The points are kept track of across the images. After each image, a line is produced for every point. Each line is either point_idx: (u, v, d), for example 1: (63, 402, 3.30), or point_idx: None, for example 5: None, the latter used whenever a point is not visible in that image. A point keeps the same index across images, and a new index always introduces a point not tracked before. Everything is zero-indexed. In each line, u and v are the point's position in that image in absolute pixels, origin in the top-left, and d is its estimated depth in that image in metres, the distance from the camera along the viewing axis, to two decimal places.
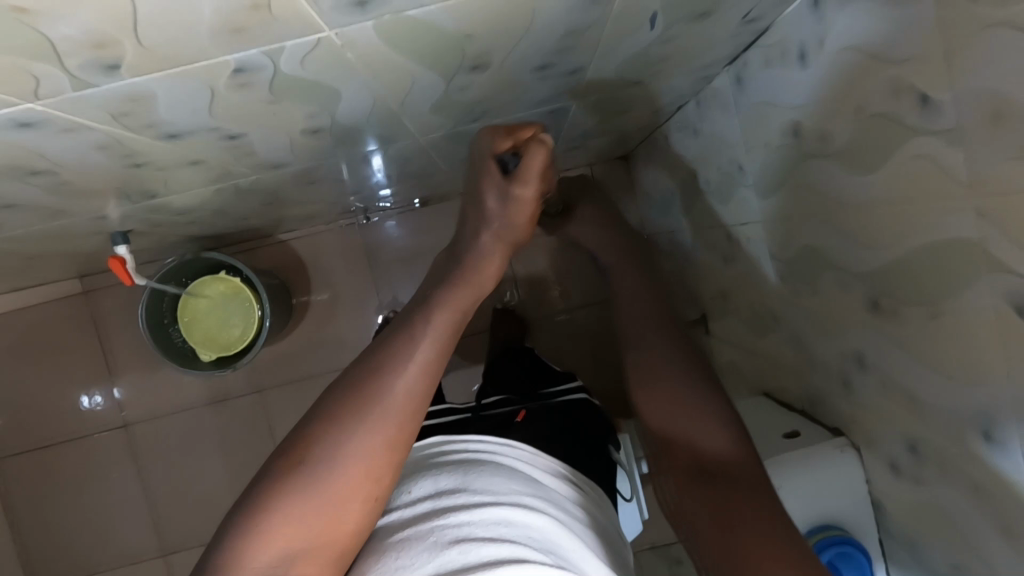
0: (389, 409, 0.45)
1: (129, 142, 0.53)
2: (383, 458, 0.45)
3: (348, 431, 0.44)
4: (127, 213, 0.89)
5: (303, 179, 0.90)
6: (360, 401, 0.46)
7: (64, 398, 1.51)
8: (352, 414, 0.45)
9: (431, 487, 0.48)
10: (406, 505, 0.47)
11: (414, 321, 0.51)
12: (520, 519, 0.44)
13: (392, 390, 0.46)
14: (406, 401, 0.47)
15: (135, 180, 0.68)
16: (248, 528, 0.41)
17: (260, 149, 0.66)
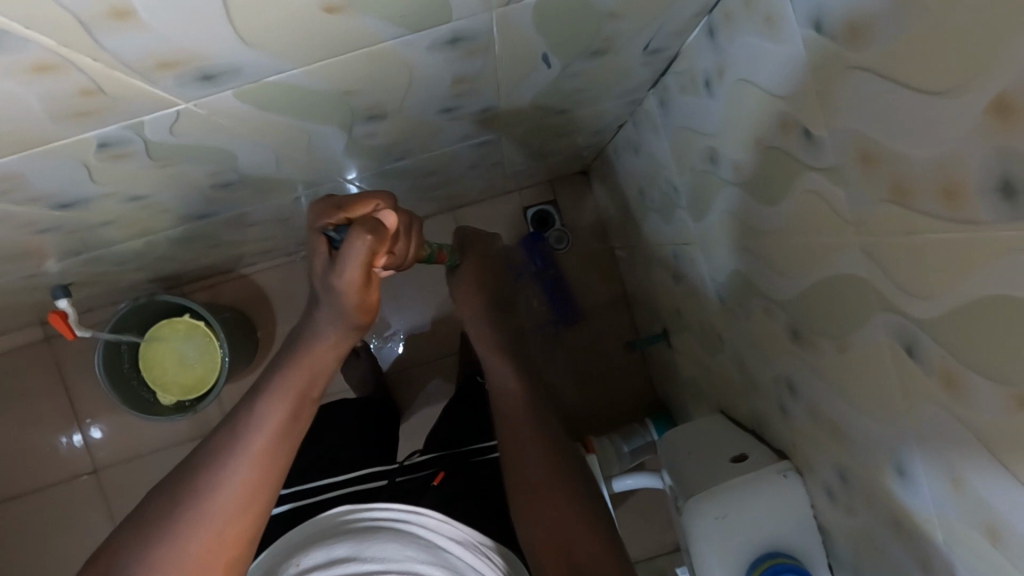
0: (233, 487, 0.55)
1: (21, 214, 0.52)
2: (219, 546, 0.54)
3: (197, 513, 0.54)
4: (63, 268, 0.88)
5: (241, 222, 0.89)
6: (191, 500, 0.54)
7: (34, 447, 1.49)
8: (183, 514, 0.54)
9: (324, 557, 0.61)
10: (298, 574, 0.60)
11: (249, 411, 0.59)
12: None
13: (237, 471, 0.56)
14: (237, 494, 0.55)
15: (50, 243, 0.67)
16: None
17: (174, 205, 0.65)
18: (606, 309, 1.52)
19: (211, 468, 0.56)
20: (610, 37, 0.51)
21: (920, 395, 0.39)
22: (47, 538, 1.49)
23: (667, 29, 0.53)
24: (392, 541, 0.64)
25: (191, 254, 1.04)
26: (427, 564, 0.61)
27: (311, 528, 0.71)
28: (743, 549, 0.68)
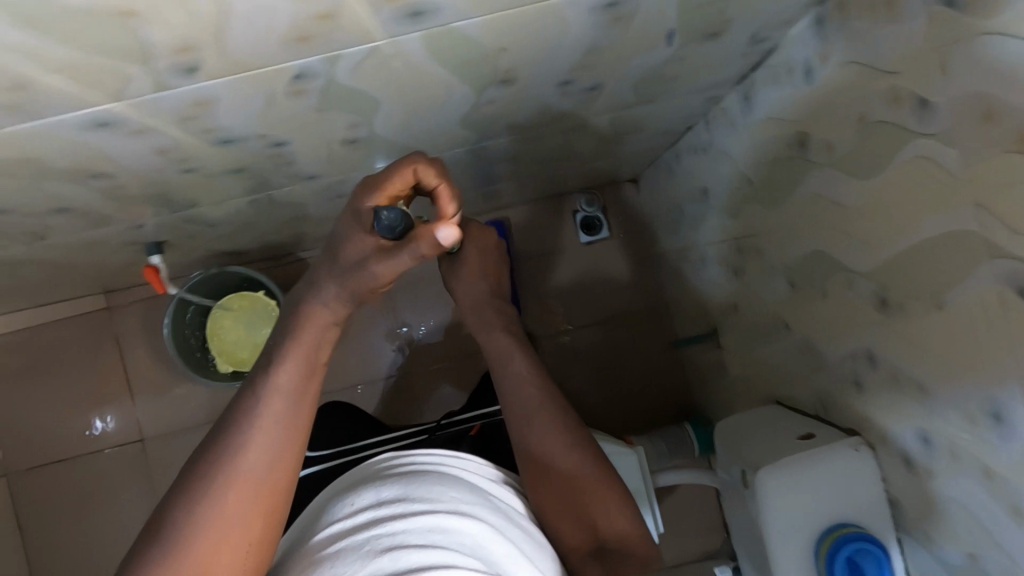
0: (238, 473, 0.55)
1: (185, 147, 0.58)
2: (239, 528, 0.54)
3: (199, 504, 0.54)
4: (163, 226, 0.93)
5: (331, 192, 0.95)
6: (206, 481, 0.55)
7: (83, 413, 1.53)
8: (196, 495, 0.54)
9: (374, 498, 0.67)
10: (350, 513, 0.66)
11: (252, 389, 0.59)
12: (450, 530, 0.64)
13: (241, 456, 0.56)
14: (246, 476, 0.56)
15: (180, 188, 0.72)
16: None
17: (299, 159, 0.71)
18: (648, 315, 1.55)
19: (215, 452, 0.56)
20: (727, 20, 0.57)
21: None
22: (85, 505, 1.52)
23: (776, 17, 0.59)
24: (437, 483, 0.70)
25: (271, 227, 1.09)
26: (471, 506, 0.69)
27: (358, 476, 0.76)
28: (813, 520, 0.72)
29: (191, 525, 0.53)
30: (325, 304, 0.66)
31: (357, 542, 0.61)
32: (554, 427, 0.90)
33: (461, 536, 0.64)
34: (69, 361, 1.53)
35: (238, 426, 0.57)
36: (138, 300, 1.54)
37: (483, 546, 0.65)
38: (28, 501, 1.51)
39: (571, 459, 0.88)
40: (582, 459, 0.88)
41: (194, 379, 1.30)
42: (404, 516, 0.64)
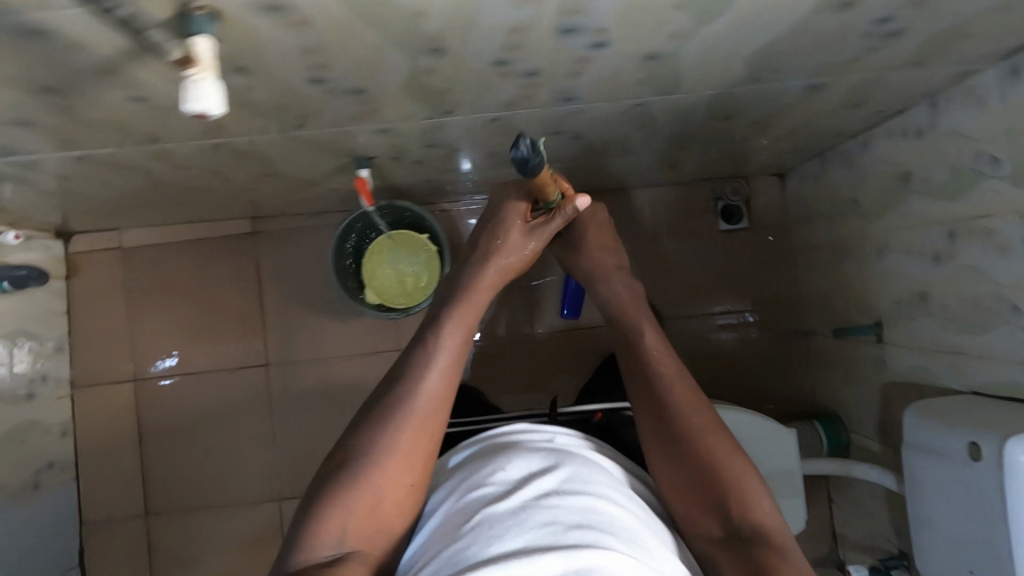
0: (415, 414, 0.86)
1: (535, 31, 0.61)
2: (411, 452, 0.84)
3: (388, 435, 0.83)
4: (392, 139, 0.97)
5: (553, 126, 0.98)
6: (396, 419, 0.85)
7: (216, 331, 1.59)
8: (387, 428, 0.84)
9: (525, 469, 0.81)
10: (504, 478, 0.80)
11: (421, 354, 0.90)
12: (594, 509, 0.75)
13: (416, 402, 0.86)
14: (420, 415, 0.86)
15: (468, 87, 0.75)
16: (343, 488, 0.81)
17: (592, 71, 0.73)
18: (781, 310, 1.57)
19: (398, 399, 0.86)
20: None
21: None
22: (212, 418, 1.59)
23: None
24: (576, 465, 0.83)
25: (468, 164, 1.13)
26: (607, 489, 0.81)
27: (499, 440, 0.92)
28: None
29: (384, 449, 0.83)
30: (478, 287, 1.00)
31: (518, 517, 0.73)
32: (696, 405, 0.97)
33: (602, 518, 0.74)
34: (210, 278, 1.58)
35: (412, 382, 0.87)
36: (281, 228, 1.58)
37: (619, 525, 0.76)
38: (158, 407, 1.58)
39: (711, 439, 0.93)
40: (721, 441, 0.93)
41: (343, 298, 1.33)
42: (553, 493, 0.76)
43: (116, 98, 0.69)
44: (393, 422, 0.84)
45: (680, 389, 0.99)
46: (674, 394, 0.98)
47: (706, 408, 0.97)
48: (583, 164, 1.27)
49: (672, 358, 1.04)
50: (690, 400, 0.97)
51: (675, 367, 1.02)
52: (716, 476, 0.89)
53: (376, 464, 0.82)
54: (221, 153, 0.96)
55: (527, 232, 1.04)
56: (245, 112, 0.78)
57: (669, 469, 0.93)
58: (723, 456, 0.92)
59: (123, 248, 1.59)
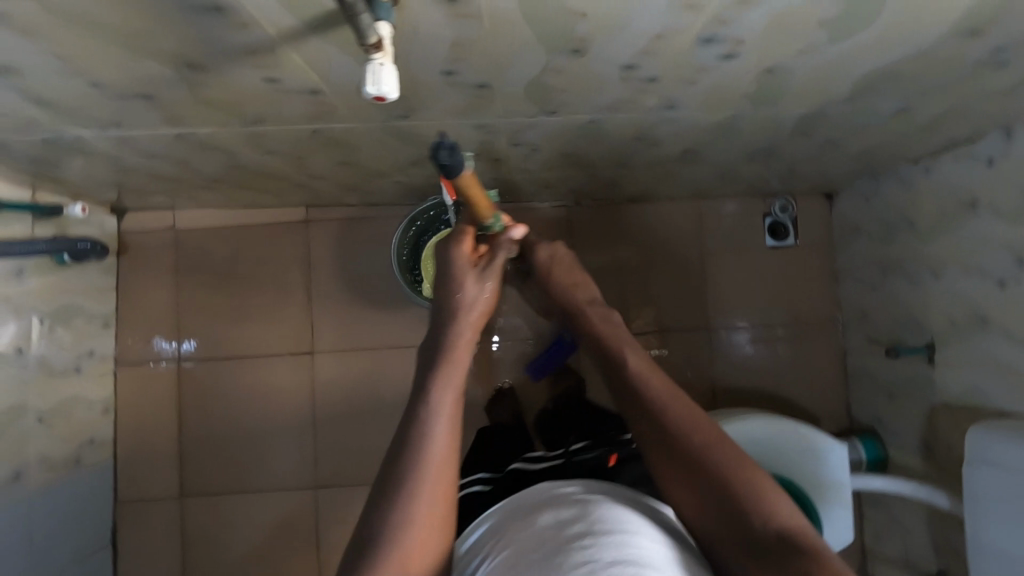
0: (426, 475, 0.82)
1: (678, 38, 0.63)
2: (426, 527, 0.80)
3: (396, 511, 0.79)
4: (484, 136, 0.99)
5: (640, 133, 1.00)
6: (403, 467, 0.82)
7: (262, 316, 1.59)
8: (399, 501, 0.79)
9: (555, 517, 0.79)
10: (538, 528, 0.78)
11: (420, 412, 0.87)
12: (622, 548, 0.72)
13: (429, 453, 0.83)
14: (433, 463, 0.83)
15: (586, 90, 0.78)
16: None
17: (708, 80, 0.76)
18: (818, 328, 1.58)
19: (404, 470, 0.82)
20: None
21: None
22: (250, 404, 1.58)
23: None
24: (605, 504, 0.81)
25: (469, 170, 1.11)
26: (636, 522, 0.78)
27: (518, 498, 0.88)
28: None
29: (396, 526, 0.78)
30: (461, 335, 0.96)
31: (554, 565, 0.70)
32: (671, 397, 0.96)
33: (634, 553, 0.72)
34: (260, 264, 1.59)
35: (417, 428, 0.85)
36: (335, 219, 1.59)
37: (650, 558, 0.73)
38: (198, 390, 1.58)
39: (694, 425, 0.92)
40: (705, 424, 0.91)
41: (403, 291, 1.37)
42: (581, 538, 0.73)
43: (251, 79, 0.71)
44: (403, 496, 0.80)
45: (654, 384, 0.97)
46: (651, 389, 0.97)
47: (692, 413, 0.93)
48: (650, 172, 1.30)
49: (640, 359, 1.02)
50: (665, 389, 0.96)
51: (644, 366, 1.00)
52: (706, 465, 0.88)
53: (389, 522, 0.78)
54: (316, 140, 0.97)
55: (481, 275, 0.97)
56: (364, 101, 0.80)
57: (683, 499, 0.88)
58: (710, 440, 0.89)
59: (176, 229, 1.60)
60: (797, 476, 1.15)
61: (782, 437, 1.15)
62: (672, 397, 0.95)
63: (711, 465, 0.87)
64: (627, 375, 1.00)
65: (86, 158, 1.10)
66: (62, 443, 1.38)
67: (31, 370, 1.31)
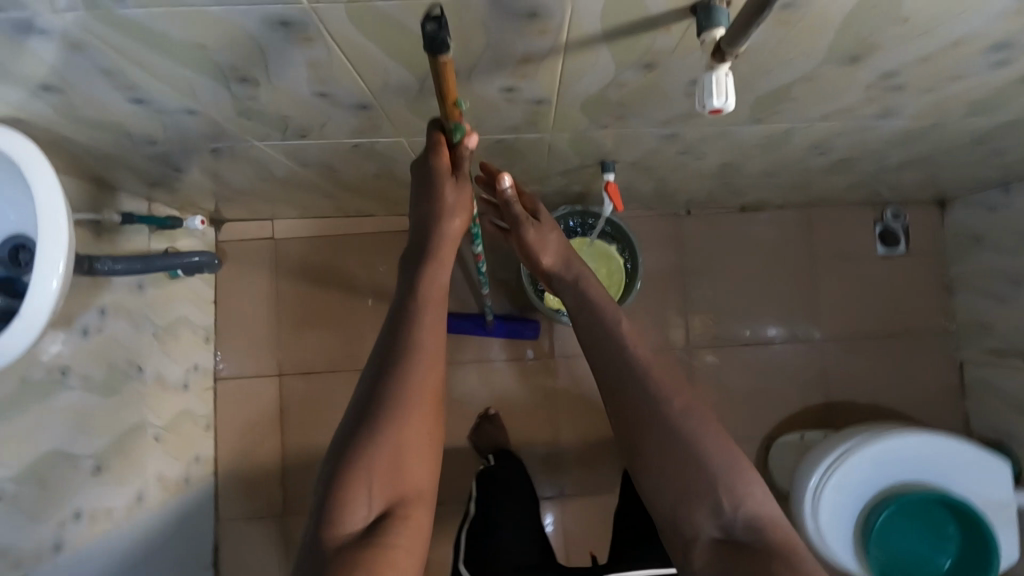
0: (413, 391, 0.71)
1: (971, 43, 0.60)
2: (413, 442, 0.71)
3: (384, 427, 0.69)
4: (661, 147, 0.96)
5: (820, 143, 0.97)
6: (388, 393, 0.70)
7: (363, 328, 1.55)
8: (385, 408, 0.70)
9: None
10: None
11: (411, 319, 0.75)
12: None
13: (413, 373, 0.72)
14: (417, 386, 0.72)
15: (819, 99, 0.75)
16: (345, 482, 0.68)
17: (949, 88, 0.73)
18: (931, 339, 1.56)
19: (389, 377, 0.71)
20: None
21: None
22: None
23: None
24: None
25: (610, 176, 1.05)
26: None
27: None
28: None
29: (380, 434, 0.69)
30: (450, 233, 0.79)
31: None
32: (639, 364, 0.79)
33: None
34: (361, 274, 1.55)
35: (406, 366, 0.72)
36: None
37: None
38: (299, 404, 1.53)
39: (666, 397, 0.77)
40: (675, 394, 0.77)
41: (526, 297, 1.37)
42: None
43: (488, 89, 0.68)
44: (387, 410, 0.70)
45: (623, 344, 0.81)
46: (623, 353, 0.80)
47: (665, 381, 0.78)
48: (787, 181, 1.27)
49: (607, 319, 0.84)
50: (634, 352, 0.80)
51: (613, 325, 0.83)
52: (672, 449, 0.74)
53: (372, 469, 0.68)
54: (489, 150, 0.94)
55: (457, 188, 0.76)
56: (580, 110, 0.76)
57: (654, 485, 0.75)
58: (683, 411, 0.76)
59: (274, 238, 1.55)
60: (960, 488, 1.13)
61: (948, 449, 1.12)
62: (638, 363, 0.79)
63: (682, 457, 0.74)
64: (595, 337, 0.84)
65: (231, 167, 1.06)
66: (172, 460, 1.34)
67: (148, 386, 1.26)
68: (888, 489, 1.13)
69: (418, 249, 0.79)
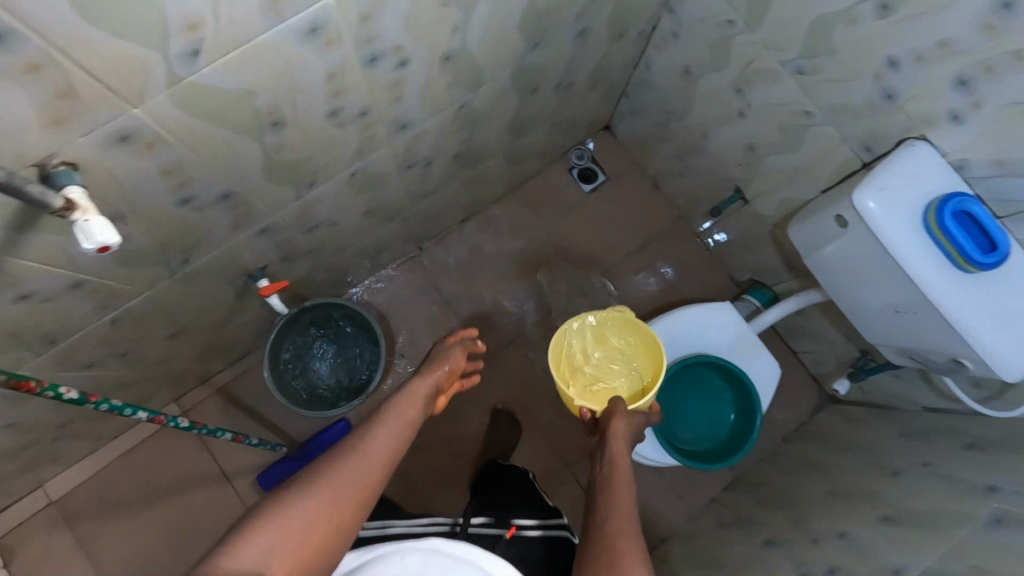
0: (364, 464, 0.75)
1: (348, 70, 0.72)
2: (332, 512, 0.69)
3: (301, 499, 0.69)
4: (278, 239, 1.04)
5: (407, 162, 1.09)
6: (342, 456, 0.76)
7: (191, 528, 1.48)
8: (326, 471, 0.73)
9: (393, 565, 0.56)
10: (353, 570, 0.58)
11: (391, 409, 0.86)
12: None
13: (381, 425, 0.81)
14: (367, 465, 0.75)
15: (322, 150, 0.85)
16: (294, 493, 0.70)
17: (410, 89, 0.85)
18: (667, 230, 1.75)
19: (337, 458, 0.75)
20: None
21: None
22: None
23: None
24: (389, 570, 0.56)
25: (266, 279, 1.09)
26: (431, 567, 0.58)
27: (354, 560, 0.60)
28: (918, 203, 0.86)
29: (311, 486, 0.71)
30: (432, 379, 0.97)
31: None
32: (608, 419, 0.97)
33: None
34: (161, 480, 1.50)
35: (376, 422, 0.83)
36: (210, 394, 1.53)
37: None
38: None
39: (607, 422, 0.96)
40: (626, 488, 0.79)
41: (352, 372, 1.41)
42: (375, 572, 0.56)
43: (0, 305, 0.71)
44: (319, 480, 0.71)
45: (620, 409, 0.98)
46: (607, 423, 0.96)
47: (615, 436, 0.92)
48: (451, 189, 1.40)
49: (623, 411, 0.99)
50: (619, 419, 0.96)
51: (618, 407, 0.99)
52: (600, 561, 0.67)
53: (321, 476, 0.72)
54: (122, 328, 0.96)
55: (450, 350, 1.06)
56: (133, 267, 0.81)
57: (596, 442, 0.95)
58: (620, 428, 0.94)
59: (55, 501, 1.46)
60: (710, 346, 1.23)
61: (694, 325, 1.23)
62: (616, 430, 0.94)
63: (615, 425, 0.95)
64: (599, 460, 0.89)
65: None
66: None
67: None
68: (677, 375, 1.22)
69: (411, 385, 0.94)
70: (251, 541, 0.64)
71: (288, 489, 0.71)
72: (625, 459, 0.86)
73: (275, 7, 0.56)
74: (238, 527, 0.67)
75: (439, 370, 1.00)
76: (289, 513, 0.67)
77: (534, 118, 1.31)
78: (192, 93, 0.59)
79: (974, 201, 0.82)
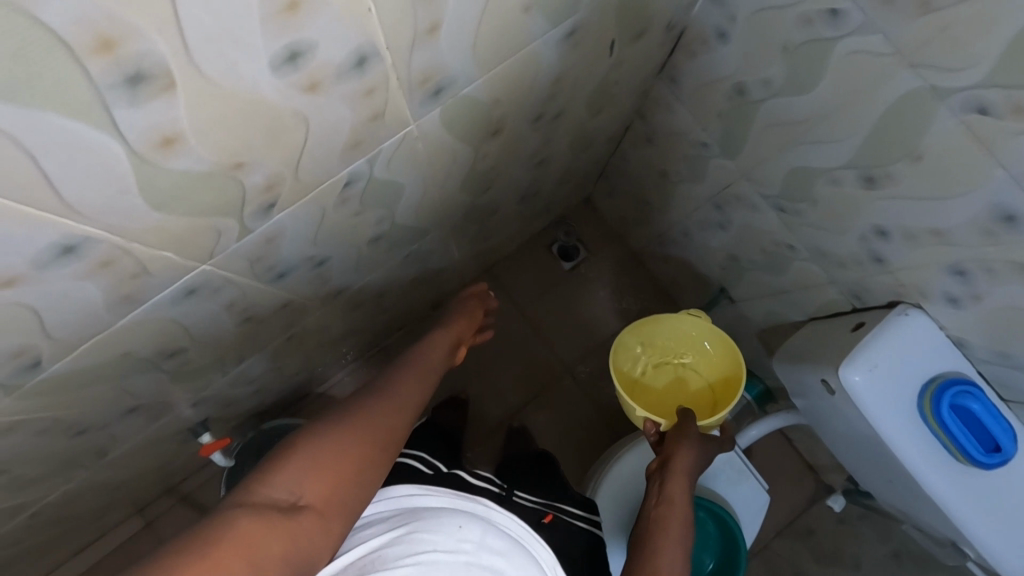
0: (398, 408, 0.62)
1: (250, 293, 0.63)
2: (373, 451, 0.56)
3: (340, 432, 0.55)
4: (207, 405, 0.95)
5: (350, 308, 0.99)
6: (375, 389, 0.64)
7: None
8: (367, 404, 0.60)
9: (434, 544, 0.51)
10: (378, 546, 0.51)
11: (418, 356, 0.75)
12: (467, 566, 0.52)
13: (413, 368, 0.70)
14: (407, 405, 0.63)
15: (237, 343, 0.76)
16: (333, 423, 0.56)
17: (335, 272, 0.76)
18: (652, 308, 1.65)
19: (373, 392, 0.63)
20: (647, 18, 0.70)
21: (977, 160, 0.56)
22: None
23: (681, 4, 0.72)
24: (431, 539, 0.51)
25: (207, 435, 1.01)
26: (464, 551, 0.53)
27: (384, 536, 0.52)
28: (910, 385, 0.77)
29: (352, 417, 0.58)
30: (451, 332, 0.87)
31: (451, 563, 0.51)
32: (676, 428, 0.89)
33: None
34: None
35: (405, 365, 0.71)
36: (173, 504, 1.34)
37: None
38: None
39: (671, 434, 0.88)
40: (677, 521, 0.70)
41: None
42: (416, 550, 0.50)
43: None
44: (360, 416, 0.58)
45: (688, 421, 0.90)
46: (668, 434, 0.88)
47: (685, 449, 0.84)
48: (414, 298, 1.30)
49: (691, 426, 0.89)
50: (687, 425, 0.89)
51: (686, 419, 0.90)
52: None
53: (357, 411, 0.59)
54: (39, 516, 0.88)
55: (468, 307, 0.96)
56: (25, 489, 0.73)
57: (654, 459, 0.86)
58: (685, 439, 0.86)
59: None
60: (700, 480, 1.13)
61: None
62: (678, 439, 0.86)
63: (681, 439, 0.86)
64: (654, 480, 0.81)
65: None
66: None
67: None
68: None
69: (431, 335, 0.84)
70: (282, 471, 0.51)
71: (323, 419, 0.57)
72: (683, 480, 0.79)
73: (129, 299, 0.47)
74: (263, 461, 0.52)
75: (462, 328, 0.91)
76: (325, 442, 0.54)
77: (497, 225, 1.21)
78: (40, 385, 0.50)
79: (974, 396, 0.75)
